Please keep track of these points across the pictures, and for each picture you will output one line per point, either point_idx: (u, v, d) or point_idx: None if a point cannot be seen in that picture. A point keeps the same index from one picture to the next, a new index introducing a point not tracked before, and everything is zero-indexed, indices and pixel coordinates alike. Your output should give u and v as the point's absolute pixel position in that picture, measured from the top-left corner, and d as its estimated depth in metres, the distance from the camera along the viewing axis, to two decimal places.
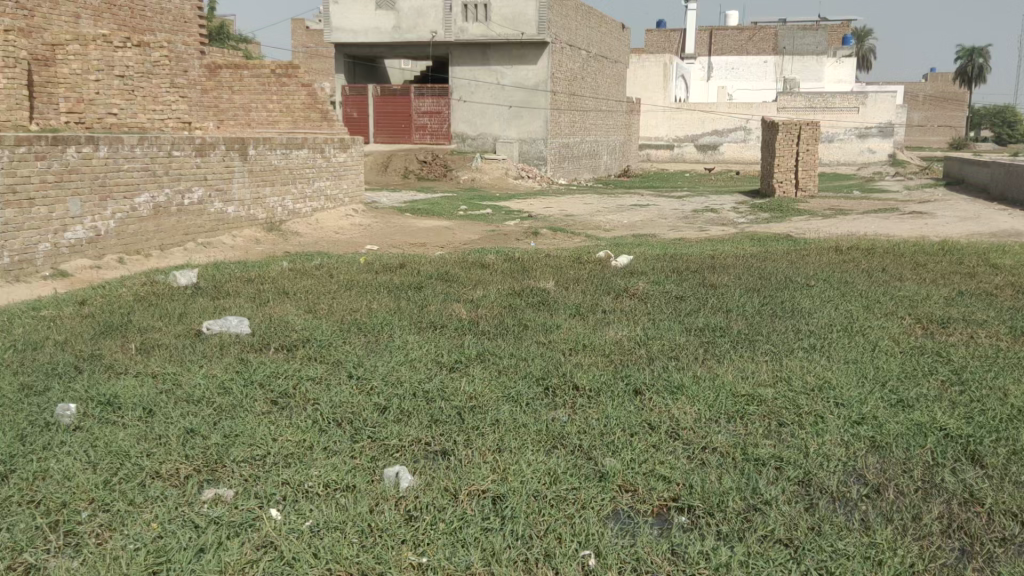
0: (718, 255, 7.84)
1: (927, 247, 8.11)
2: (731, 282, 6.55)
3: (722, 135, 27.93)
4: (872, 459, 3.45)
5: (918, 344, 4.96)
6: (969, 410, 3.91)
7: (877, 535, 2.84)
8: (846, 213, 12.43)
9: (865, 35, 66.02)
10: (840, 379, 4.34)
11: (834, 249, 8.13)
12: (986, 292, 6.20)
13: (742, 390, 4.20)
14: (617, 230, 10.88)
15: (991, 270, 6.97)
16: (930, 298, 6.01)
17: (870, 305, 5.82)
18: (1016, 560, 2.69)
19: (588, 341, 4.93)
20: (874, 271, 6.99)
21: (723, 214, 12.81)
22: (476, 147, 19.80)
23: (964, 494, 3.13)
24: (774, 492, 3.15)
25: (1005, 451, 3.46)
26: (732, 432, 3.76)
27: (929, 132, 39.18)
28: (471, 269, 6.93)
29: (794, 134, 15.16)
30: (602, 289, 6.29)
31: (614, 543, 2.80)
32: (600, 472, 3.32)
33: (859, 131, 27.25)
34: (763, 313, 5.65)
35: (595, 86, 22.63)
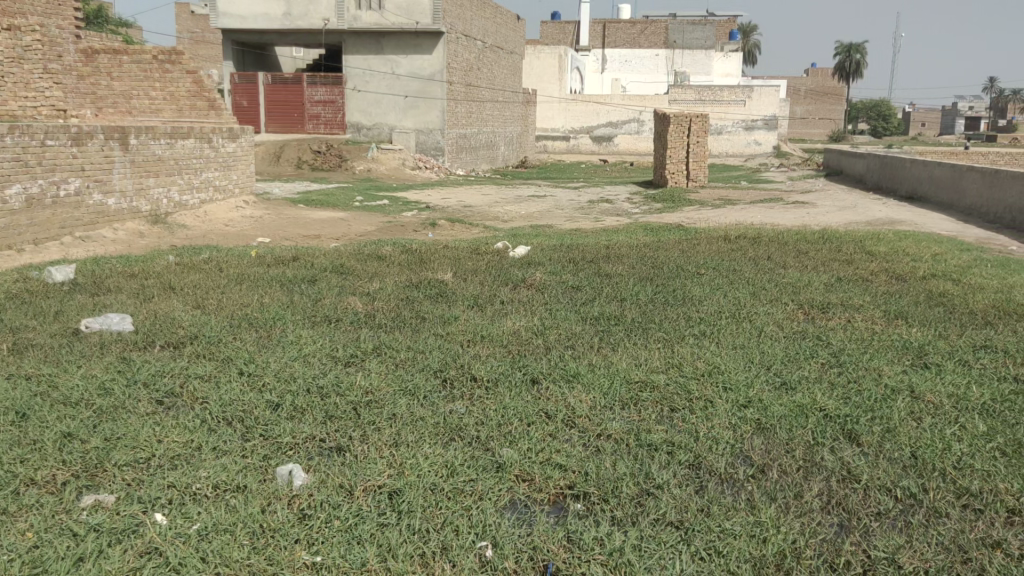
0: (613, 245, 8.00)
1: (809, 236, 8.49)
2: (626, 271, 6.68)
3: (616, 127, 28.62)
4: (758, 440, 3.59)
5: (800, 328, 5.19)
6: (847, 391, 4.12)
7: (761, 514, 2.95)
8: (734, 203, 12.87)
9: (750, 31, 68.47)
10: (729, 364, 4.49)
11: (723, 238, 8.41)
12: (863, 278, 6.53)
13: (636, 377, 4.31)
14: (514, 221, 10.95)
15: (868, 257, 7.34)
16: (811, 284, 6.29)
17: (756, 292, 6.04)
18: (889, 533, 2.85)
19: (486, 332, 4.94)
20: (760, 259, 7.26)
21: (618, 204, 13.06)
22: (371, 137, 19.58)
23: (841, 472, 3.29)
24: (665, 476, 3.24)
25: (880, 429, 3.66)
26: (626, 418, 3.85)
27: (810, 125, 40.97)
28: (368, 261, 6.85)
29: (684, 126, 15.60)
30: (500, 280, 6.31)
31: (511, 533, 2.83)
32: (497, 463, 3.34)
33: (746, 124, 28.18)
34: (656, 301, 5.79)
35: (492, 77, 22.66)
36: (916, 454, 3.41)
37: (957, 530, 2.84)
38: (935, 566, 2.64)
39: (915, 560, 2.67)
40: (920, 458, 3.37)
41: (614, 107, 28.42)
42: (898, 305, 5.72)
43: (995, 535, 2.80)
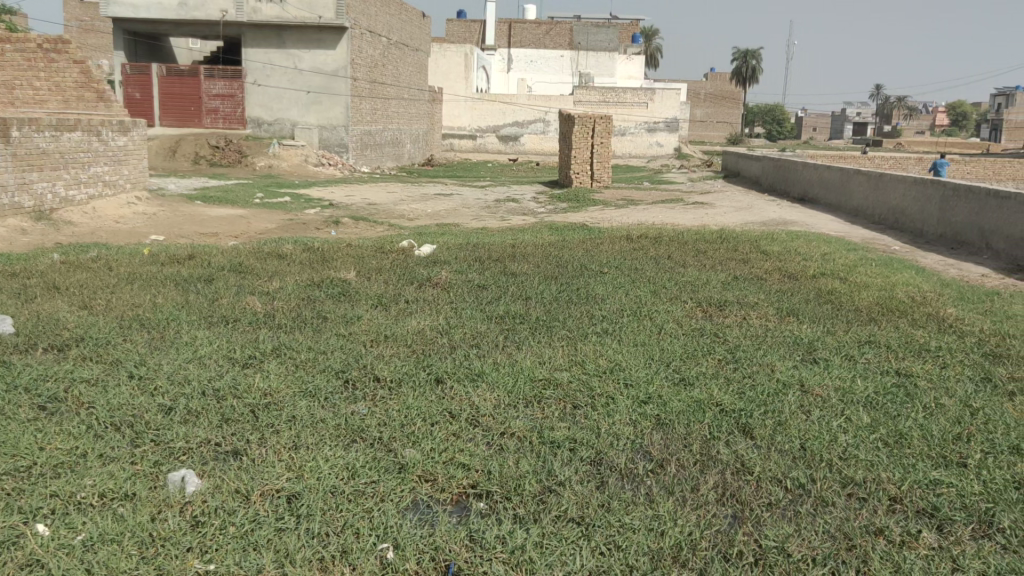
0: (519, 243, 8.07)
1: (708, 235, 8.73)
2: (531, 270, 6.73)
3: (522, 127, 28.79)
4: (657, 436, 3.67)
5: (698, 326, 5.33)
6: (742, 386, 4.26)
7: (660, 508, 3.02)
8: (637, 203, 13.14)
9: (652, 35, 69.97)
10: (630, 361, 4.58)
11: (625, 237, 8.57)
12: (758, 276, 6.76)
13: (539, 374, 4.35)
14: (420, 220, 10.88)
15: (763, 256, 7.60)
16: (709, 283, 6.47)
17: (657, 290, 6.18)
18: (779, 523, 2.95)
19: (390, 332, 4.90)
20: (661, 258, 7.42)
21: (523, 203, 13.15)
22: (272, 134, 19.14)
23: (736, 464, 3.40)
24: (567, 473, 3.28)
25: (772, 422, 3.79)
26: (530, 416, 3.87)
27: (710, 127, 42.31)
28: (268, 260, 6.69)
29: (589, 126, 15.79)
30: (405, 278, 6.27)
31: (413, 534, 2.81)
32: (399, 464, 3.32)
33: (649, 126, 28.77)
34: (560, 299, 5.85)
35: (397, 74, 22.47)
36: (806, 446, 3.56)
37: (843, 518, 2.97)
38: (822, 554, 2.75)
39: (804, 548, 2.78)
40: (809, 450, 3.51)
41: (521, 107, 28.51)
42: (791, 302, 5.95)
43: (878, 522, 2.93)
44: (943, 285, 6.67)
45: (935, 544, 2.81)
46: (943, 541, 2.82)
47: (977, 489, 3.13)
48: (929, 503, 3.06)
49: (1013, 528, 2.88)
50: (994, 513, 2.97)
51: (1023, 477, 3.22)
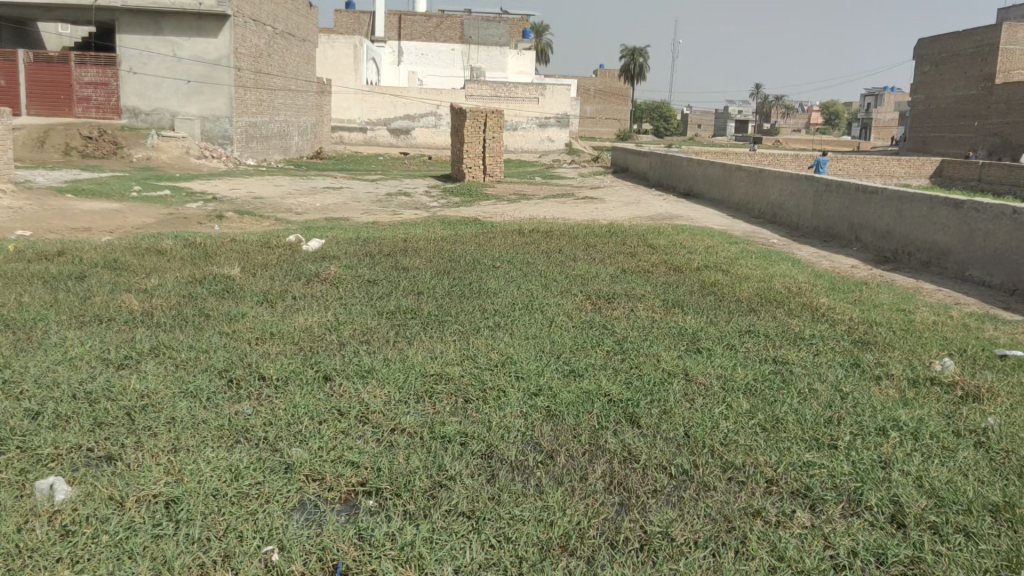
0: (410, 238, 8.03)
1: (596, 230, 8.89)
2: (422, 264, 6.70)
3: (414, 120, 28.46)
4: (547, 427, 3.72)
5: (588, 318, 5.42)
6: (629, 376, 4.36)
7: (549, 499, 3.06)
8: (528, 197, 13.27)
9: (543, 30, 70.69)
10: (521, 354, 4.62)
11: (517, 231, 8.64)
12: (645, 269, 6.94)
13: (431, 370, 4.33)
14: (307, 214, 10.66)
15: (649, 250, 7.80)
16: (599, 276, 6.59)
17: (548, 284, 6.25)
18: (663, 509, 3.03)
19: (276, 329, 4.78)
20: (552, 252, 7.50)
21: (415, 197, 13.07)
22: (150, 124, 18.20)
23: (623, 453, 3.48)
24: (458, 467, 3.28)
25: (657, 411, 3.90)
26: (421, 411, 3.85)
27: (600, 124, 43.87)
28: (145, 256, 6.42)
29: (481, 121, 15.74)
30: (292, 274, 6.13)
31: (298, 534, 2.75)
32: (286, 464, 3.25)
33: (540, 121, 29.04)
34: (452, 294, 5.84)
35: (284, 64, 21.93)
36: (689, 433, 3.67)
37: (723, 502, 3.08)
38: (703, 537, 2.84)
39: (686, 532, 2.86)
40: (693, 437, 3.63)
41: (412, 100, 28.27)
42: (676, 294, 6.13)
43: (756, 504, 3.05)
44: (816, 275, 6.99)
45: (808, 523, 2.93)
46: (815, 520, 2.95)
47: (846, 469, 3.29)
48: (803, 484, 3.20)
49: (879, 504, 3.03)
50: (862, 491, 3.12)
51: (888, 456, 3.40)
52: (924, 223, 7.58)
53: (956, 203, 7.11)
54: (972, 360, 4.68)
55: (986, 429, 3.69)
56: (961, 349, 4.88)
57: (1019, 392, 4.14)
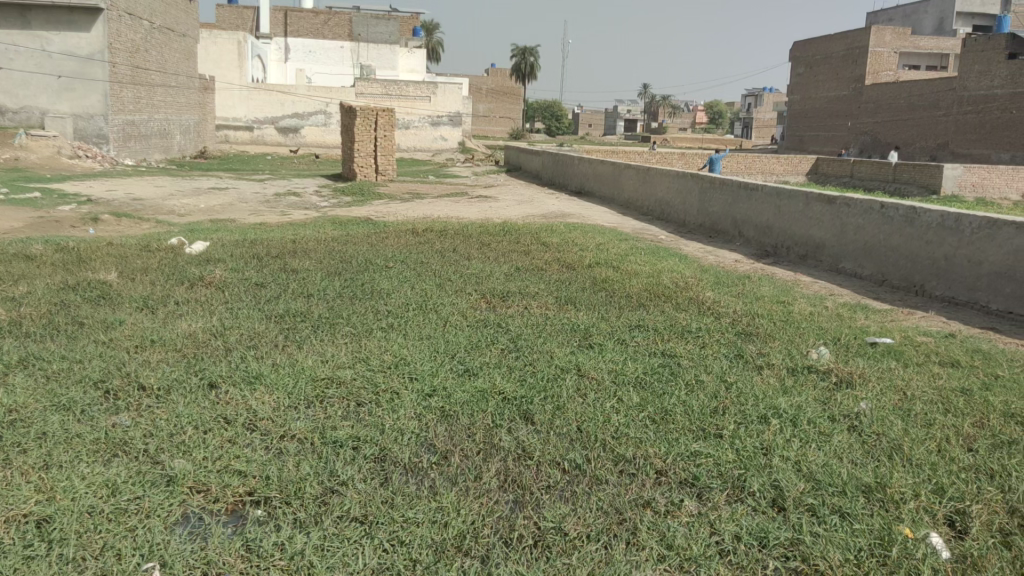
0: (300, 239, 7.86)
1: (490, 228, 8.93)
2: (312, 266, 6.57)
3: (302, 118, 27.82)
4: (441, 428, 3.70)
5: (482, 317, 5.43)
6: (523, 373, 4.39)
7: (443, 500, 3.04)
8: (422, 197, 13.21)
9: (433, 29, 70.50)
10: (415, 355, 4.58)
11: (410, 231, 8.57)
12: (538, 267, 7.00)
13: (321, 374, 4.24)
14: (190, 216, 10.31)
15: (542, 248, 7.87)
16: (492, 275, 6.60)
17: (442, 284, 6.22)
18: (557, 504, 3.06)
19: (157, 336, 4.61)
20: (446, 251, 7.49)
21: (305, 197, 12.80)
22: (18, 122, 17.27)
23: (517, 451, 3.50)
24: (350, 472, 3.23)
25: (551, 407, 3.94)
26: (311, 416, 3.78)
27: (493, 124, 44.45)
28: (11, 262, 6.07)
29: (372, 119, 15.61)
30: (174, 278, 5.92)
31: (182, 549, 2.65)
32: (168, 476, 3.12)
33: (432, 120, 28.87)
34: (343, 295, 5.74)
35: (163, 60, 21.11)
36: (582, 428, 3.72)
37: (616, 494, 3.13)
38: (596, 530, 2.88)
39: (579, 526, 2.89)
40: (585, 432, 3.68)
41: (299, 98, 27.62)
42: (568, 291, 6.21)
43: (646, 495, 3.11)
44: (702, 270, 7.21)
45: (696, 511, 3.02)
46: (702, 508, 3.04)
47: (731, 457, 3.39)
48: (690, 473, 3.29)
49: (762, 490, 3.14)
50: (746, 478, 3.23)
51: (769, 443, 3.54)
52: (801, 218, 7.93)
53: (830, 199, 7.46)
54: (846, 348, 4.92)
55: (859, 413, 3.88)
56: (835, 337, 5.13)
57: (888, 376, 4.38)
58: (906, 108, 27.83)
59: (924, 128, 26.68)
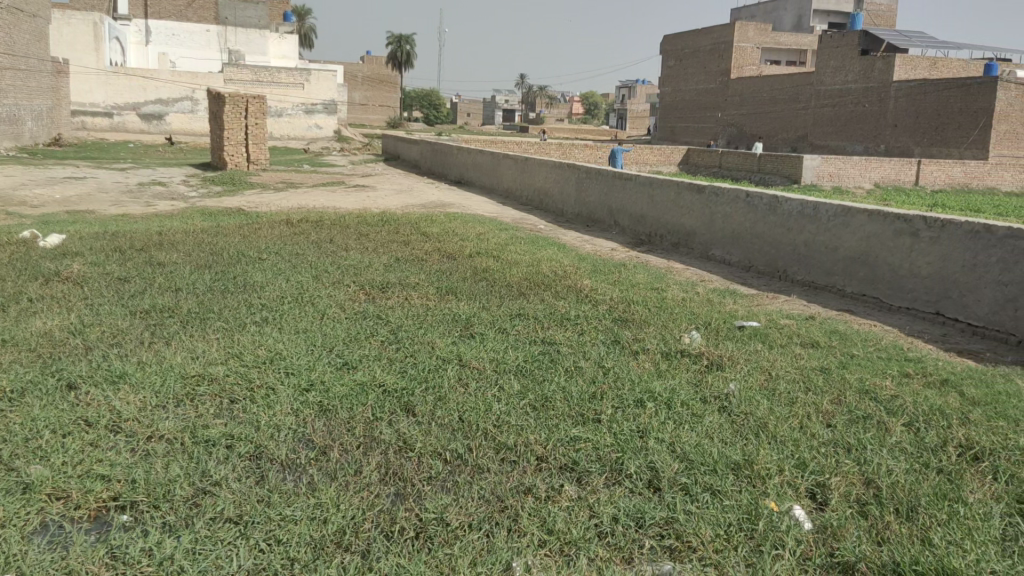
0: (165, 230, 7.53)
1: (369, 218, 8.80)
2: (180, 259, 6.29)
3: (167, 105, 26.71)
4: (319, 423, 3.62)
5: (360, 309, 5.35)
6: (403, 365, 4.35)
7: (321, 496, 2.97)
8: (296, 186, 12.88)
9: (304, 14, 68.81)
10: (291, 349, 4.46)
11: (285, 222, 8.33)
12: (418, 257, 6.94)
13: (191, 371, 4.07)
14: (45, 207, 9.70)
15: (422, 238, 7.82)
16: (372, 266, 6.50)
17: (318, 276, 6.08)
18: (439, 494, 3.05)
19: (8, 336, 4.30)
20: (322, 242, 7.34)
21: (172, 187, 12.24)
22: None
23: (397, 443, 3.46)
24: (223, 471, 3.12)
25: (432, 398, 3.91)
26: (180, 415, 3.62)
27: (369, 111, 43.57)
28: None
29: (241, 106, 15.05)
30: (26, 274, 5.53)
31: (39, 560, 2.49)
32: (24, 484, 2.92)
33: (306, 108, 28.10)
34: (214, 289, 5.53)
35: (11, 41, 19.71)
36: (463, 417, 3.72)
37: (496, 482, 3.14)
38: (477, 518, 2.87)
39: (461, 515, 2.88)
40: (467, 421, 3.68)
41: (163, 83, 26.40)
42: (449, 281, 6.18)
43: (526, 482, 3.14)
44: (580, 259, 7.34)
45: (575, 495, 3.07)
46: (581, 492, 3.09)
47: (609, 441, 3.47)
48: (570, 458, 3.34)
49: (638, 472, 3.22)
50: (624, 460, 3.30)
51: (645, 426, 3.63)
52: (672, 207, 8.19)
53: (699, 188, 7.73)
54: (715, 332, 5.11)
55: (727, 394, 4.04)
56: (706, 321, 5.33)
57: (755, 358, 4.58)
58: (769, 102, 29.14)
59: (786, 121, 28.03)
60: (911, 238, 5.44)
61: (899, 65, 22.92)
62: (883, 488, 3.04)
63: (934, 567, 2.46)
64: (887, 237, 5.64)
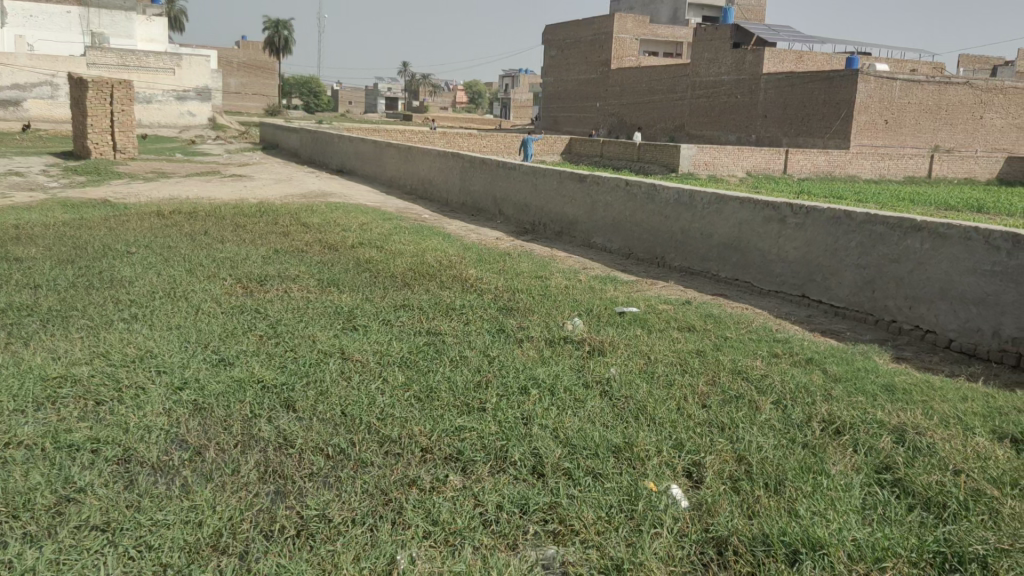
0: (23, 224, 7.07)
1: (246, 209, 8.52)
2: (40, 254, 5.93)
3: (24, 90, 25.04)
4: (194, 422, 3.48)
5: (237, 303, 5.17)
6: (283, 360, 4.23)
7: (196, 498, 2.85)
8: (167, 176, 12.37)
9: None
10: (163, 347, 4.26)
11: (155, 213, 7.97)
12: (298, 249, 6.78)
13: (52, 372, 3.84)
14: None
15: (302, 229, 7.63)
16: (248, 259, 6.29)
17: (192, 270, 5.84)
18: (321, 491, 2.98)
19: None
20: (196, 234, 7.06)
21: (31, 178, 11.51)
22: None
23: (277, 440, 3.36)
24: (89, 477, 2.95)
25: (313, 393, 3.83)
26: (42, 420, 3.40)
27: (246, 98, 42.44)
28: None
29: (106, 93, 14.28)
30: None
31: None
32: None
33: (177, 94, 26.92)
34: (76, 286, 5.22)
35: None
36: (345, 411, 3.65)
37: (380, 475, 3.09)
38: (360, 513, 2.82)
39: (344, 511, 2.82)
40: (349, 415, 3.61)
41: (19, 67, 24.78)
42: (331, 273, 6.05)
43: (411, 474, 3.11)
44: (465, 248, 7.34)
45: (460, 485, 3.06)
46: (466, 481, 3.09)
47: (493, 430, 3.47)
48: (454, 448, 3.32)
49: (522, 459, 3.23)
50: (508, 448, 3.31)
51: (529, 413, 3.66)
52: (555, 196, 8.29)
53: (581, 177, 7.84)
54: (597, 318, 5.21)
55: (608, 378, 4.13)
56: (588, 308, 5.42)
57: (635, 343, 4.68)
58: (648, 92, 29.91)
59: (664, 111, 28.85)
60: (779, 225, 5.69)
61: (769, 57, 23.91)
62: (753, 464, 3.16)
63: (800, 537, 2.58)
64: (757, 223, 5.87)
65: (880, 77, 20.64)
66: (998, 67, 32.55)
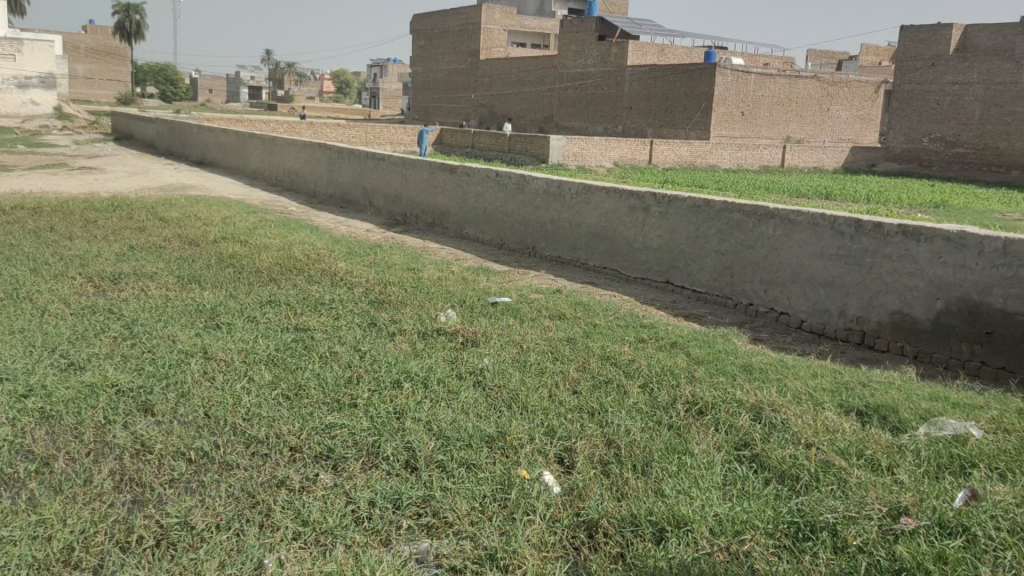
0: None
1: (96, 204, 8.04)
2: None
3: None
4: (41, 431, 3.26)
5: (88, 303, 4.86)
6: (141, 362, 4.01)
7: (44, 511, 2.66)
8: (8, 169, 11.52)
9: None
10: (6, 353, 3.96)
11: None
12: (155, 245, 6.45)
13: None
14: None
15: (159, 223, 7.26)
16: (100, 256, 5.93)
17: (37, 269, 5.46)
18: (182, 497, 2.84)
19: None
20: (40, 231, 6.61)
21: None
22: None
23: (135, 446, 3.19)
24: None
25: (174, 395, 3.65)
26: None
27: (95, 85, 40.23)
28: None
29: None
30: None
31: None
32: None
33: (18, 81, 24.96)
34: None
35: None
36: (209, 412, 3.50)
37: (246, 477, 2.98)
38: (225, 518, 2.71)
39: (207, 516, 2.70)
40: (213, 416, 3.46)
41: None
42: (191, 269, 5.80)
43: (279, 474, 3.00)
44: (334, 241, 7.19)
45: (331, 483, 2.98)
46: (338, 479, 3.01)
47: (365, 425, 3.40)
48: (325, 446, 3.23)
49: (394, 453, 3.18)
50: (380, 443, 3.25)
51: (402, 407, 3.61)
52: (426, 186, 8.23)
53: (451, 168, 7.82)
54: (470, 309, 5.20)
55: (482, 369, 4.12)
56: (461, 299, 5.41)
57: (507, 333, 4.70)
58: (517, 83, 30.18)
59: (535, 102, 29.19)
60: (643, 213, 5.84)
61: (633, 50, 24.53)
62: (622, 447, 3.23)
63: (666, 516, 2.66)
64: (623, 212, 6.01)
65: (737, 70, 21.54)
66: (843, 61, 34.63)
